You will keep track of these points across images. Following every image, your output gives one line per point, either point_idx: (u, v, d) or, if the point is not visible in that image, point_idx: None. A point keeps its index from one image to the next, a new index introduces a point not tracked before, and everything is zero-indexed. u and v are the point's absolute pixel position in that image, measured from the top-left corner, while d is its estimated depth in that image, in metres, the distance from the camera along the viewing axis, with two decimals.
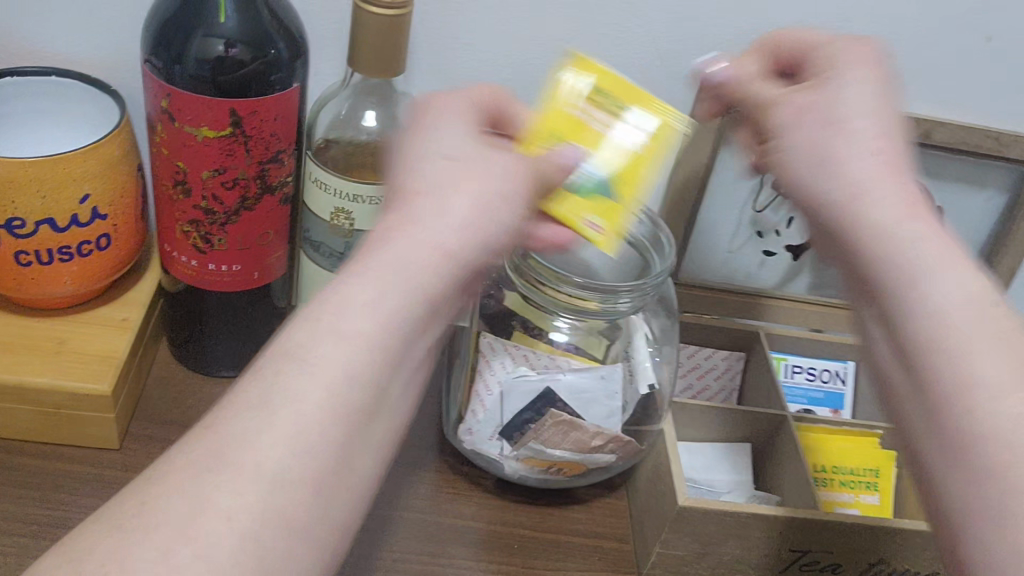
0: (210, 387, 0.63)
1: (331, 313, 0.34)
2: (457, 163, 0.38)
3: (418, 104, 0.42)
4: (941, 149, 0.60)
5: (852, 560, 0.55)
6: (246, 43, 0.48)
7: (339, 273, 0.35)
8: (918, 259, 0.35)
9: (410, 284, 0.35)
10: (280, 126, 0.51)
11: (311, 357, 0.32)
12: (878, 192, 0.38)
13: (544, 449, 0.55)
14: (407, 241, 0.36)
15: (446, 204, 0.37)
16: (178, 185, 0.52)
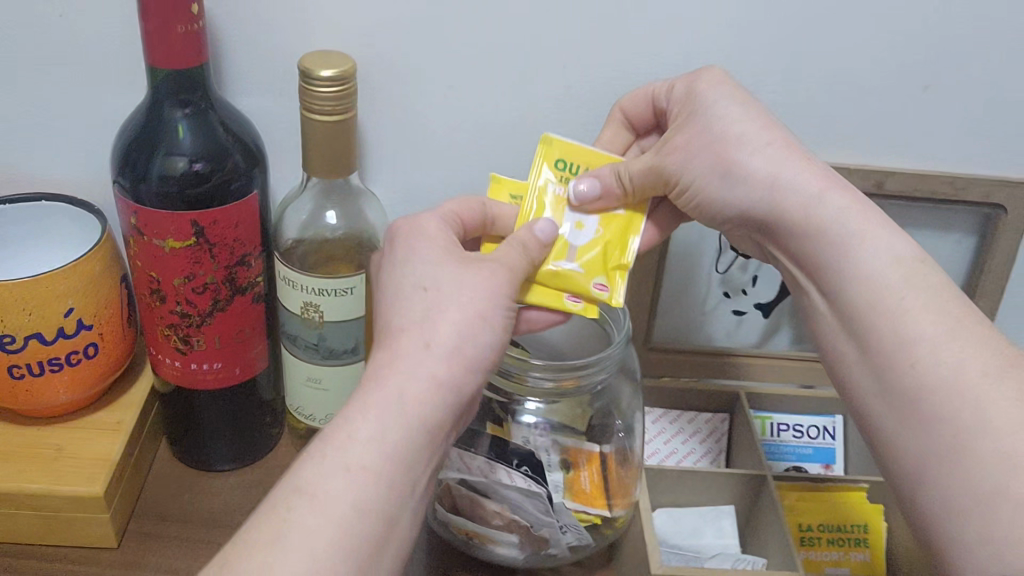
0: (206, 481, 0.65)
1: (333, 448, 0.39)
2: (432, 297, 0.43)
3: (391, 244, 0.47)
4: (898, 198, 0.60)
5: None
6: (205, 158, 0.52)
7: (342, 411, 0.41)
8: (842, 222, 0.44)
9: (411, 417, 0.40)
10: (243, 231, 0.54)
11: (315, 489, 0.38)
12: (787, 175, 0.46)
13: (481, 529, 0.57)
14: (401, 377, 0.41)
15: (430, 337, 0.42)
16: (154, 293, 0.55)
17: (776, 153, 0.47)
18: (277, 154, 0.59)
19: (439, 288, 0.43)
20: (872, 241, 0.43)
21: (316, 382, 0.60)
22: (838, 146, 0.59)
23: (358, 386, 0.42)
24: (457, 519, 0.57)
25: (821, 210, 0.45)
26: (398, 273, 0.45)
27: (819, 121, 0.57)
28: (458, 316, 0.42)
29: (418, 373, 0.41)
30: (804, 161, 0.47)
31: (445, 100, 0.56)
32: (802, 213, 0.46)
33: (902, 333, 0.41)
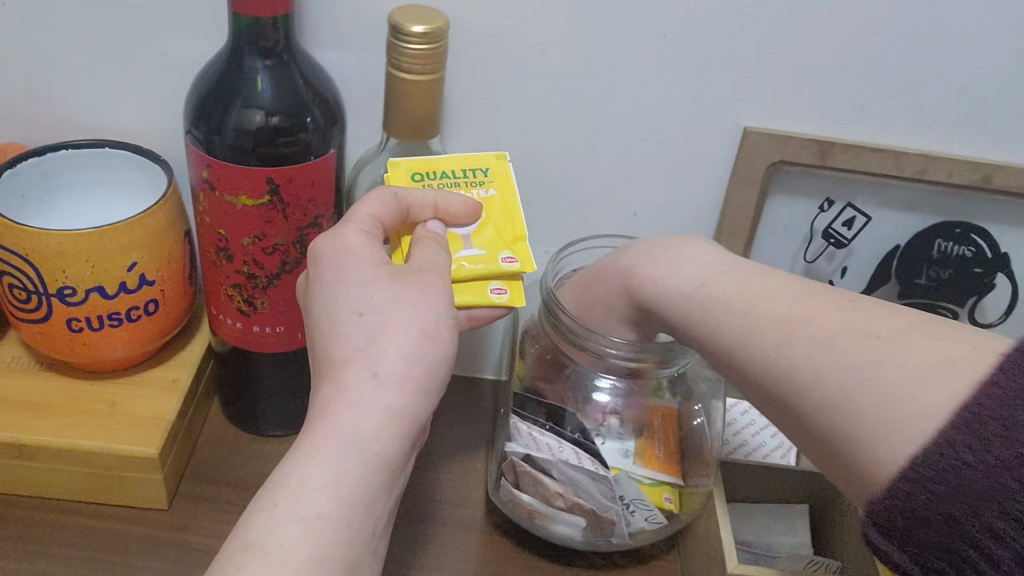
0: (259, 445, 0.63)
1: (285, 497, 0.37)
2: (371, 322, 0.41)
3: (318, 264, 0.43)
4: (1005, 194, 0.57)
5: None
6: (284, 113, 0.49)
7: (291, 455, 0.38)
8: (757, 334, 0.41)
9: (365, 454, 0.39)
10: (318, 193, 0.51)
11: (270, 544, 0.36)
12: (731, 296, 0.44)
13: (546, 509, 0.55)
14: (352, 414, 0.39)
15: (376, 364, 0.40)
16: (220, 251, 0.53)
17: (665, 250, 0.48)
18: (353, 114, 0.56)
19: (379, 313, 0.41)
20: (803, 309, 0.41)
21: None
22: (946, 136, 0.55)
23: (304, 425, 0.40)
24: (524, 496, 0.55)
25: (758, 316, 0.42)
26: (333, 298, 0.42)
27: (930, 109, 0.54)
28: (403, 339, 0.40)
29: (372, 406, 0.39)
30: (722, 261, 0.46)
31: (534, 65, 0.53)
32: (700, 299, 0.45)
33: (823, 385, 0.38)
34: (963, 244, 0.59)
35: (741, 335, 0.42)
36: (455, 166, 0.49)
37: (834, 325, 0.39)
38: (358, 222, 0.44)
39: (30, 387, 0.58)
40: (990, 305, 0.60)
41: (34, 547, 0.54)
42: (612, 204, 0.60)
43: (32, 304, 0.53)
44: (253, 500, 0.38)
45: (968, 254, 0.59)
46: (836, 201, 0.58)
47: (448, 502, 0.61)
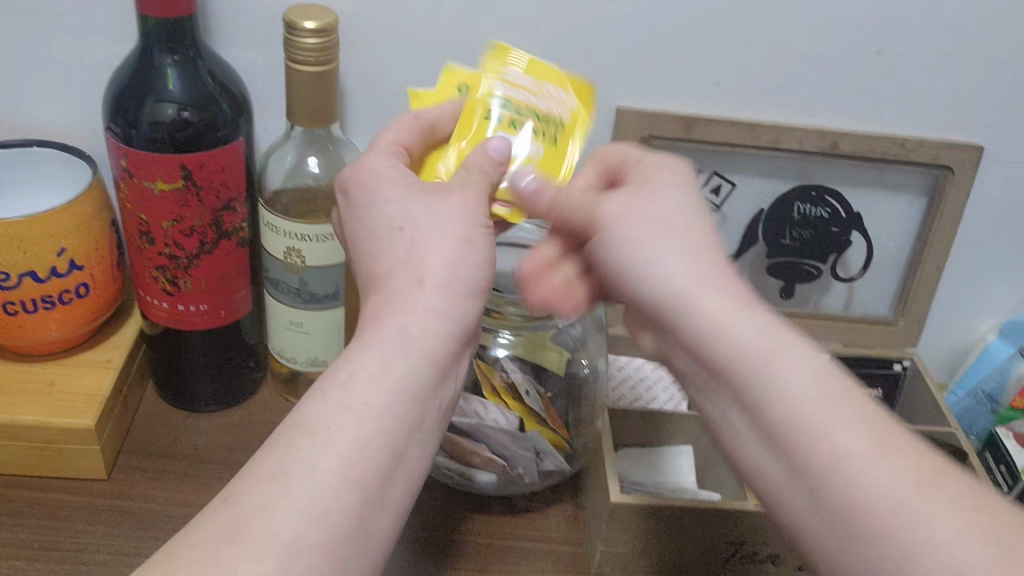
0: (191, 419, 0.68)
1: (336, 385, 0.40)
2: (410, 233, 0.45)
3: (352, 193, 0.48)
4: (852, 158, 0.64)
5: (789, 551, 0.58)
6: (193, 106, 0.54)
7: (346, 351, 0.42)
8: (744, 355, 0.40)
9: (415, 350, 0.42)
10: (228, 177, 0.56)
11: (323, 419, 0.39)
12: (737, 327, 0.41)
13: (459, 466, 0.60)
14: (399, 315, 0.42)
15: (421, 271, 0.44)
16: (144, 235, 0.58)
17: (706, 268, 0.43)
18: (264, 107, 0.62)
19: (417, 225, 0.45)
20: (831, 399, 0.38)
21: (298, 325, 0.64)
22: (797, 109, 0.62)
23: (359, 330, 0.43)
24: (439, 456, 0.61)
25: (791, 386, 0.38)
26: (369, 217, 0.46)
27: (777, 85, 0.61)
28: (444, 248, 0.44)
29: (417, 306, 0.43)
30: (764, 313, 0.41)
31: (424, 56, 0.59)
32: (717, 340, 0.41)
33: (834, 455, 0.36)
34: (820, 205, 0.65)
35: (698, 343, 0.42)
36: (492, 61, 0.53)
37: (826, 420, 0.37)
38: (383, 148, 0.49)
39: None
40: (851, 257, 0.68)
41: None
42: None
43: None
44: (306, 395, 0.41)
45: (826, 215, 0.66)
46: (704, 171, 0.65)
47: None
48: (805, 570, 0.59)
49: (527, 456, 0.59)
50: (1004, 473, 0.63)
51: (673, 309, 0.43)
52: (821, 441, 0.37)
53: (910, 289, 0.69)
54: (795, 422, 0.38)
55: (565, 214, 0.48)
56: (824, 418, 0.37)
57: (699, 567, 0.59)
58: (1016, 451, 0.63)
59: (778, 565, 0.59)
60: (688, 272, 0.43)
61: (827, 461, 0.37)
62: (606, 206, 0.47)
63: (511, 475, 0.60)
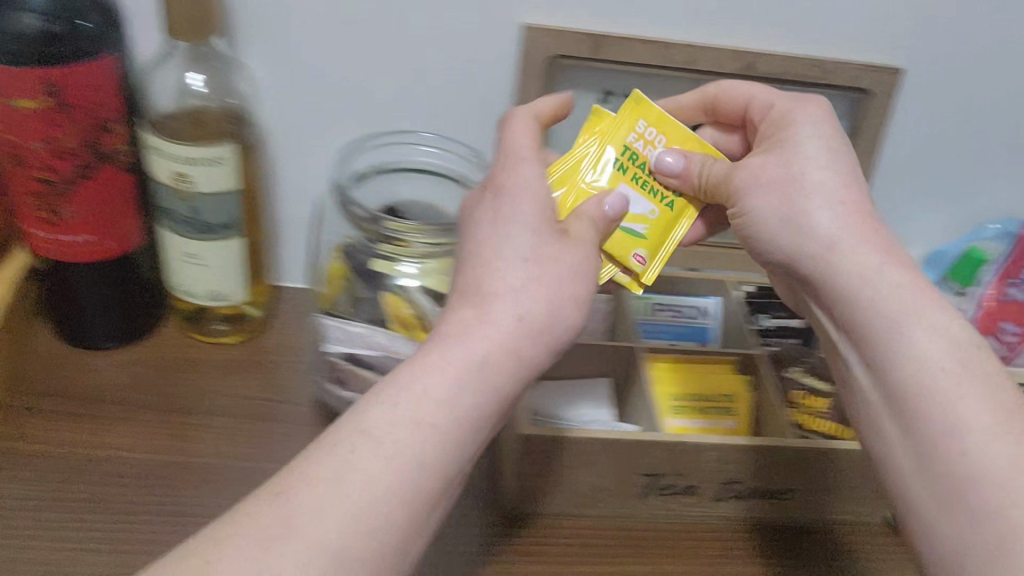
0: (89, 358, 0.65)
1: (406, 396, 0.39)
2: (530, 265, 0.43)
3: (466, 214, 0.47)
4: (769, 80, 0.62)
5: (707, 481, 0.54)
6: (54, 16, 0.50)
7: (415, 359, 0.41)
8: (886, 304, 0.43)
9: (488, 384, 0.41)
10: (103, 95, 0.53)
11: (379, 428, 0.38)
12: (899, 296, 0.43)
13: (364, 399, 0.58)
14: (487, 341, 0.41)
15: (523, 308, 0.42)
16: (15, 159, 0.54)
17: (852, 229, 0.45)
18: (142, 23, 0.58)
19: (540, 262, 0.43)
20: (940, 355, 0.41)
21: (194, 258, 0.61)
22: (711, 27, 0.59)
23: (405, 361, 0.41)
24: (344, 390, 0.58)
25: (895, 346, 0.42)
26: (497, 235, 0.44)
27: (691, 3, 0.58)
28: (526, 295, 0.42)
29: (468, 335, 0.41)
30: (903, 269, 0.44)
31: None
32: (886, 322, 0.42)
33: (954, 424, 0.39)
34: None
35: (885, 323, 0.43)
36: (623, 117, 0.53)
37: (940, 379, 0.40)
38: (523, 157, 0.46)
39: None
40: None
41: None
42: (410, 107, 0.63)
43: None
44: (369, 395, 0.40)
45: None
46: (615, 93, 0.62)
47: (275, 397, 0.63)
48: (726, 502, 0.55)
49: None
50: None
51: (818, 272, 0.46)
52: (951, 419, 0.40)
53: None
54: (921, 385, 0.41)
55: (712, 180, 0.51)
56: (945, 378, 0.40)
57: (616, 501, 0.55)
58: None
59: (697, 497, 0.55)
60: (819, 245, 0.45)
61: (933, 431, 0.40)
62: (740, 177, 0.49)
63: None
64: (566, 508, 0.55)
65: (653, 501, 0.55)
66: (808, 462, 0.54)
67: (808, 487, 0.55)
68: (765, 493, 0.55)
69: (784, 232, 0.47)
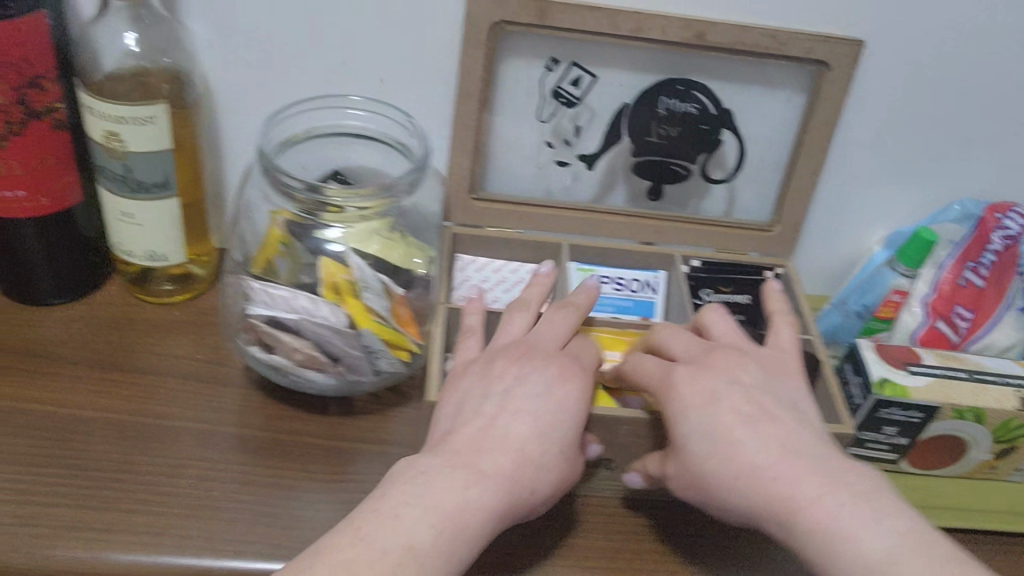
0: (32, 316, 0.64)
1: (430, 501, 0.45)
2: (541, 423, 0.49)
3: (495, 363, 0.53)
4: (722, 52, 0.60)
5: (623, 455, 0.56)
6: None
7: (446, 466, 0.47)
8: (790, 481, 0.46)
9: (495, 508, 0.46)
10: (30, 52, 0.52)
11: (406, 518, 0.44)
12: (786, 478, 0.46)
13: (285, 365, 0.58)
14: (500, 468, 0.47)
15: (531, 473, 0.47)
16: None
17: (765, 423, 0.49)
18: None
19: (547, 422, 0.49)
20: (846, 507, 0.44)
21: (130, 217, 0.61)
22: None
23: (410, 465, 0.47)
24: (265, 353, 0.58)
25: (805, 503, 0.45)
26: (523, 400, 0.50)
27: None
28: (543, 449, 0.48)
29: (491, 463, 0.47)
30: (803, 448, 0.47)
31: None
32: (779, 497, 0.46)
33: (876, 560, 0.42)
34: (687, 101, 0.62)
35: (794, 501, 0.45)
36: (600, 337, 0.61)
37: (876, 535, 0.43)
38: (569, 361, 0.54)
39: None
40: (720, 157, 0.65)
41: None
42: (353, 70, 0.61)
43: None
44: (391, 489, 0.46)
45: (693, 111, 0.62)
46: (561, 60, 0.60)
47: (207, 359, 0.64)
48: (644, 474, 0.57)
49: (359, 356, 0.58)
50: (860, 384, 0.61)
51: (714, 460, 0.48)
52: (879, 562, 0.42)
53: (786, 194, 0.66)
54: (770, 493, 0.46)
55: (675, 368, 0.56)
56: (801, 491, 0.45)
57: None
58: (871, 362, 0.61)
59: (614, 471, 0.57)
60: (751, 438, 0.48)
61: (832, 548, 0.43)
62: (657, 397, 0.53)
63: (341, 372, 0.58)
64: None
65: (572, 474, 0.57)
66: None
67: None
68: None
69: (698, 431, 0.49)
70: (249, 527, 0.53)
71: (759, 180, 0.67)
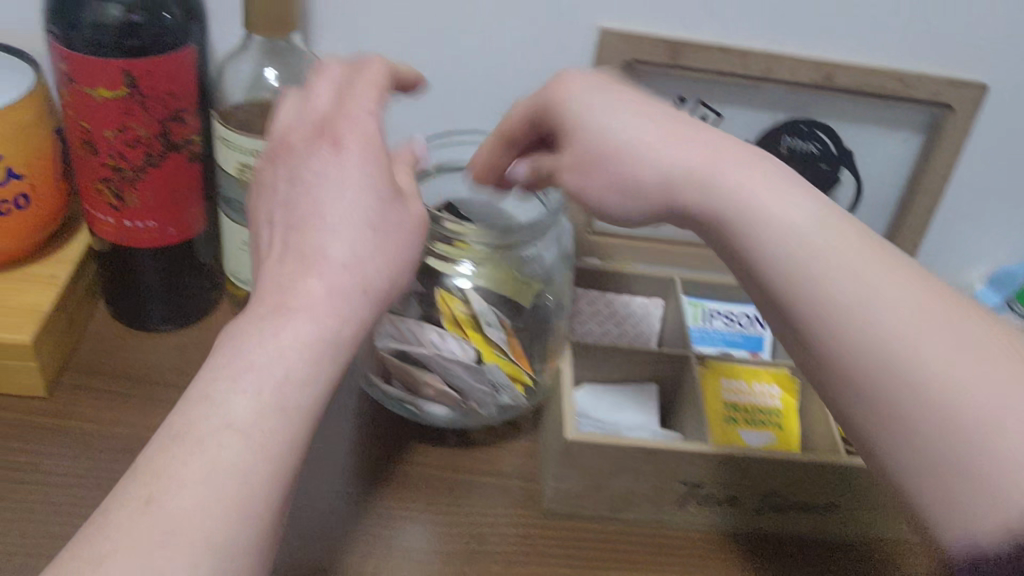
0: (144, 340, 0.64)
1: (222, 383, 0.39)
2: (354, 244, 0.42)
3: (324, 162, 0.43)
4: (848, 93, 0.60)
5: (748, 493, 0.55)
6: (142, 10, 0.51)
7: (235, 343, 0.40)
8: (820, 256, 0.39)
9: (287, 403, 0.39)
10: (177, 86, 0.53)
11: (219, 395, 0.38)
12: (835, 255, 0.39)
13: (413, 397, 0.58)
14: (294, 324, 0.40)
15: (336, 264, 0.41)
16: (85, 146, 0.54)
17: (755, 180, 0.42)
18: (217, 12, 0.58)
19: (357, 252, 0.42)
20: (896, 290, 0.38)
21: (252, 247, 0.60)
22: (788, 37, 0.58)
23: (255, 292, 0.42)
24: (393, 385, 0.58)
25: (838, 299, 0.38)
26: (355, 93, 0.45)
27: (774, 9, 0.57)
28: (345, 251, 0.42)
29: (306, 297, 0.41)
30: (810, 216, 0.40)
31: None
32: (809, 275, 0.39)
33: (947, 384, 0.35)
34: (809, 140, 0.62)
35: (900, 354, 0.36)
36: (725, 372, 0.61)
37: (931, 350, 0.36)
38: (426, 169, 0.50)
39: None
40: (836, 197, 0.65)
41: None
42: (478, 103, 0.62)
43: None
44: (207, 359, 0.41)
45: (815, 150, 0.62)
46: (689, 99, 0.61)
47: None
48: (763, 511, 0.57)
49: (483, 391, 0.57)
50: None
51: (734, 220, 0.42)
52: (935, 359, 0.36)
53: (898, 232, 0.66)
54: (889, 357, 0.36)
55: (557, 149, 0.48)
56: (901, 328, 0.37)
57: (651, 506, 0.56)
58: None
59: (734, 506, 0.57)
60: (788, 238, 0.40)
61: (893, 374, 0.36)
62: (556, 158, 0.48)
63: (467, 406, 0.58)
64: (603, 517, 0.57)
65: (690, 510, 0.57)
66: (856, 478, 0.55)
67: (846, 500, 0.56)
68: (808, 507, 0.56)
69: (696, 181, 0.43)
70: (379, 561, 0.53)
71: (870, 218, 0.67)
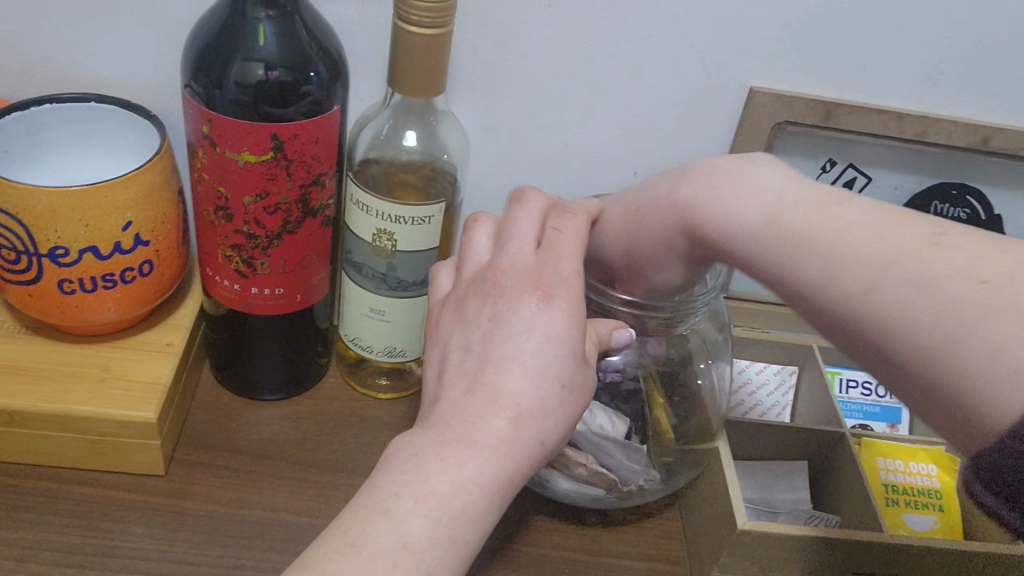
0: (253, 410, 0.61)
1: (404, 494, 0.36)
2: (541, 372, 0.39)
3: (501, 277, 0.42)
4: (1002, 156, 0.58)
5: None
6: (286, 67, 0.48)
7: (411, 450, 0.37)
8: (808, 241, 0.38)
9: (460, 527, 0.36)
10: (321, 149, 0.50)
11: (399, 513, 0.35)
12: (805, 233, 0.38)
13: (551, 476, 0.54)
14: (474, 456, 0.37)
15: (526, 398, 0.38)
16: (219, 211, 0.51)
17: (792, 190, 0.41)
18: (351, 71, 0.56)
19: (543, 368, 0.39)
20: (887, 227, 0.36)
21: (378, 314, 0.58)
22: (942, 98, 0.56)
23: (428, 412, 0.39)
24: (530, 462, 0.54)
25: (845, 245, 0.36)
26: (562, 247, 0.44)
27: (930, 71, 0.55)
28: (529, 381, 0.39)
29: (486, 429, 0.37)
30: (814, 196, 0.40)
31: (534, 19, 0.53)
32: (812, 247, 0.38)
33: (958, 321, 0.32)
34: (958, 206, 0.60)
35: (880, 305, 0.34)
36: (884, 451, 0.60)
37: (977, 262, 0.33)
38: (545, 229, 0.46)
39: (20, 353, 0.55)
40: None
41: (24, 515, 0.51)
42: (612, 165, 0.60)
43: (23, 265, 0.51)
44: (377, 473, 0.38)
45: (963, 216, 0.60)
46: (839, 162, 0.59)
47: None
48: None
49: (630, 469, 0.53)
50: None
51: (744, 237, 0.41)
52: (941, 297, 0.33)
53: None
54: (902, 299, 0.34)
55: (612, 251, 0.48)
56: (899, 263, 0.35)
57: None
58: None
59: None
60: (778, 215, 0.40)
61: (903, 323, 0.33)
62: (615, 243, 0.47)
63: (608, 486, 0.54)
64: None
65: None
66: None
67: None
68: None
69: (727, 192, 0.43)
70: None
71: None
